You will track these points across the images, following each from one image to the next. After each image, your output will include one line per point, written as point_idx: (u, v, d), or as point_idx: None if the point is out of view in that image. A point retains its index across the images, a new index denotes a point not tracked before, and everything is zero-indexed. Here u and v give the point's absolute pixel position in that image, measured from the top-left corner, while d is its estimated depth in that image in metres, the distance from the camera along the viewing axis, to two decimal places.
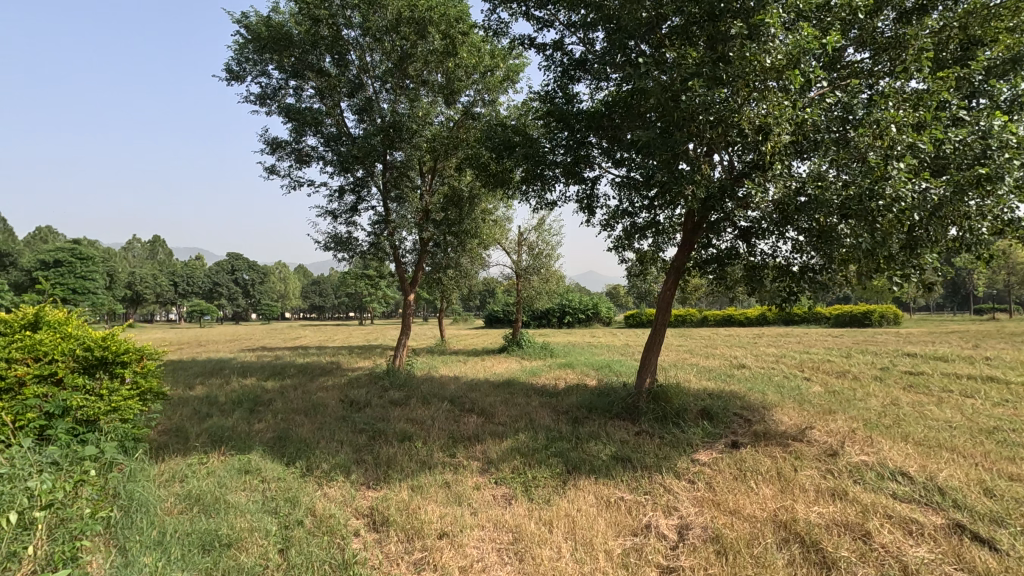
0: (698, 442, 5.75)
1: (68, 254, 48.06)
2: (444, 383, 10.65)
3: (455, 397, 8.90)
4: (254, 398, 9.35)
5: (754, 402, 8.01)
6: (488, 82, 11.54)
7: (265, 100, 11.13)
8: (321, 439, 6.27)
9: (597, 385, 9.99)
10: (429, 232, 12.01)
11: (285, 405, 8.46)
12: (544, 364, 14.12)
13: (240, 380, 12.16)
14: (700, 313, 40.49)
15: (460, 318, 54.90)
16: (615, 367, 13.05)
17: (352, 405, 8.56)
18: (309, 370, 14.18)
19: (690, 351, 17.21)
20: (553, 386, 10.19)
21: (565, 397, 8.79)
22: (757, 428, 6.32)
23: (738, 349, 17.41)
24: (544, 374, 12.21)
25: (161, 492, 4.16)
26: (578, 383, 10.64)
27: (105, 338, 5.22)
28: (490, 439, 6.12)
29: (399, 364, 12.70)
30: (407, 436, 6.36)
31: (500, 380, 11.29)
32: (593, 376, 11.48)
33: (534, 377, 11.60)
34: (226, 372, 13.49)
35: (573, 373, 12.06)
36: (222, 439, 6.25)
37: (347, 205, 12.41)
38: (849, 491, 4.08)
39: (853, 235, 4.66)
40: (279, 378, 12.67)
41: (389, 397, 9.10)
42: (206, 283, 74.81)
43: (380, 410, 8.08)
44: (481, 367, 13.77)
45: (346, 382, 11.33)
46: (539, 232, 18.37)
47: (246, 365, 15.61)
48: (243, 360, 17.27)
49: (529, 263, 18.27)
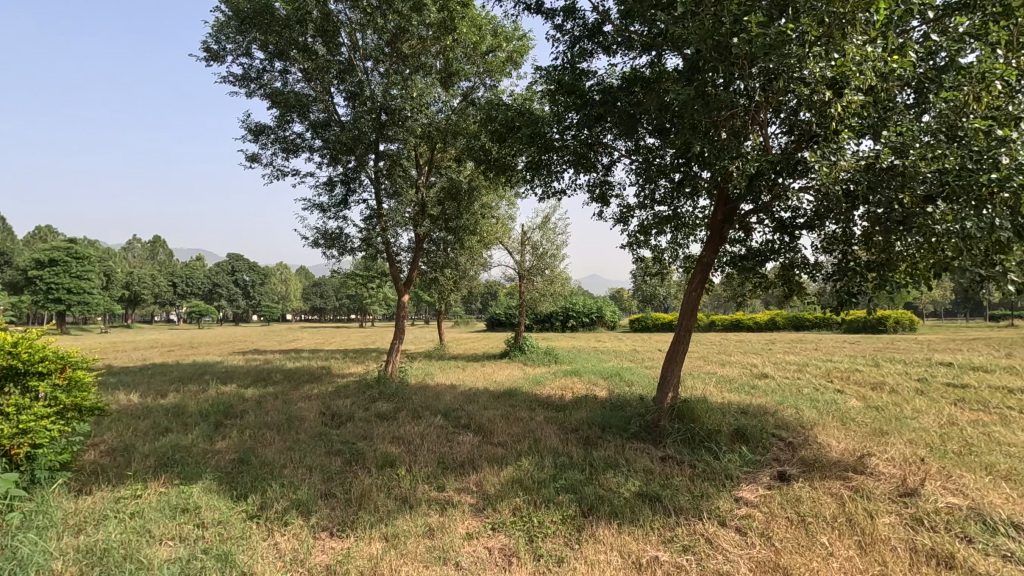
0: (738, 473, 4.79)
1: (64, 253, 47.34)
2: (439, 393, 9.69)
3: (449, 410, 7.93)
4: (227, 409, 8.41)
5: (790, 420, 7.02)
6: (489, 64, 10.66)
7: (246, 83, 10.20)
8: (288, 463, 5.32)
9: (608, 398, 9.01)
10: (423, 227, 11.04)
11: (257, 419, 7.51)
12: (548, 371, 13.16)
13: (219, 387, 11.21)
14: (707, 318, 39.53)
15: (461, 321, 53.96)
16: (626, 375, 12.08)
17: (333, 418, 7.60)
18: (296, 376, 13.22)
19: (703, 358, 16.22)
20: (559, 398, 9.20)
21: (573, 412, 7.81)
22: (804, 454, 5.34)
23: (753, 356, 16.44)
24: (548, 382, 11.23)
25: (55, 548, 3.21)
26: (586, 394, 9.67)
27: (15, 343, 4.28)
28: (487, 465, 5.15)
29: (391, 370, 11.71)
30: (390, 460, 5.40)
31: (500, 389, 10.32)
32: (603, 387, 10.50)
33: (538, 387, 10.64)
34: (206, 378, 12.53)
35: (581, 383, 11.09)
36: (170, 463, 5.29)
37: (336, 198, 11.46)
38: (960, 558, 3.10)
39: (948, 220, 3.70)
40: (261, 385, 11.71)
41: (376, 409, 8.13)
42: (205, 284, 74.02)
43: (364, 425, 7.12)
44: (481, 374, 12.80)
45: (333, 391, 10.36)
46: (543, 231, 17.45)
47: (231, 369, 14.67)
48: (229, 364, 16.31)
49: (532, 264, 17.33)
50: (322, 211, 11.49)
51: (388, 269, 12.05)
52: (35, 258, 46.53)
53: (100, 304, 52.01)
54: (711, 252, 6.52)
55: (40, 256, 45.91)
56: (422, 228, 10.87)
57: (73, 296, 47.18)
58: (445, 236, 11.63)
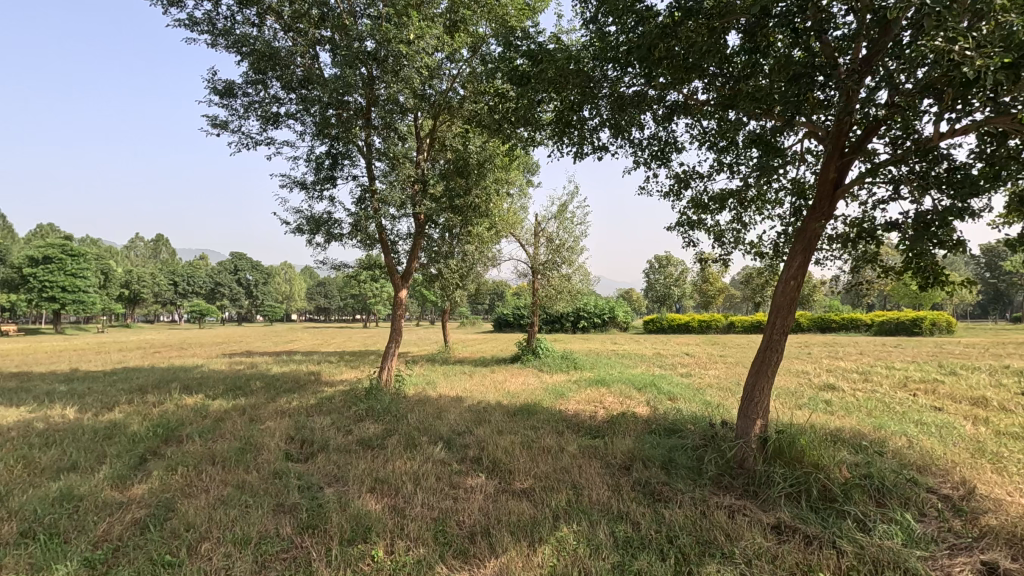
0: (918, 563, 2.99)
1: (59, 250, 45.90)
2: (442, 409, 7.93)
3: (454, 435, 6.16)
4: (175, 428, 6.70)
5: (916, 455, 5.20)
6: (503, 11, 8.90)
7: (209, 32, 8.43)
8: (215, 529, 3.58)
9: (653, 419, 7.20)
10: (424, 206, 9.26)
11: (205, 446, 5.77)
12: (569, 380, 11.36)
13: (184, 398, 9.49)
14: (725, 319, 37.69)
15: (466, 321, 52.05)
16: (662, 385, 10.26)
17: (303, 446, 5.84)
18: (278, 384, 11.49)
19: (740, 363, 14.37)
20: (591, 418, 7.39)
21: (616, 439, 6.03)
22: (993, 522, 3.54)
23: (797, 362, 14.57)
24: (572, 394, 9.43)
25: None
26: (622, 411, 7.87)
27: None
28: (514, 541, 3.37)
29: (386, 378, 9.95)
30: (368, 525, 3.64)
31: (516, 403, 8.54)
32: (639, 401, 8.70)
33: (561, 400, 8.84)
34: (171, 386, 10.80)
35: (611, 396, 9.27)
36: (36, 532, 3.53)
37: (321, 172, 9.75)
38: None
39: None
40: (233, 395, 9.97)
41: (363, 432, 6.39)
42: (207, 283, 72.68)
43: (341, 458, 5.35)
44: (491, 383, 11.02)
45: (314, 405, 8.61)
46: (559, 222, 15.64)
47: (206, 375, 12.93)
48: (206, 368, 14.59)
49: (547, 257, 15.52)
50: (305, 191, 9.72)
51: (383, 258, 10.28)
52: (28, 255, 45.16)
53: (96, 302, 50.70)
54: (816, 222, 4.73)
55: (33, 252, 44.55)
56: (422, 205, 9.05)
57: (68, 294, 45.89)
58: (450, 217, 9.84)
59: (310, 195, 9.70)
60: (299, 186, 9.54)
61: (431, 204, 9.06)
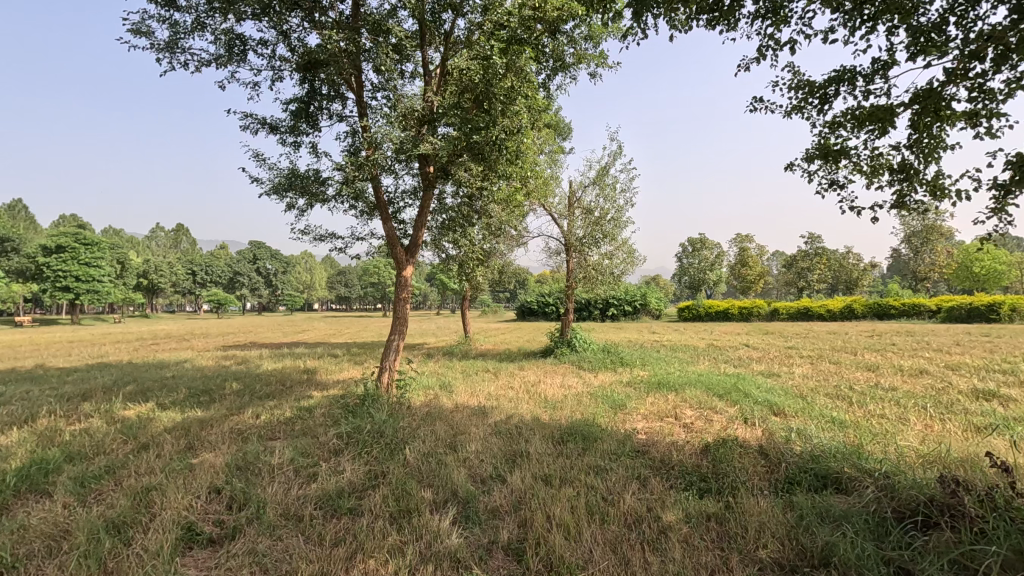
0: None
1: (72, 238, 44.82)
2: (459, 433, 5.61)
3: (473, 491, 3.80)
4: (61, 467, 4.48)
5: None
6: None
7: None
8: None
9: (774, 454, 4.75)
10: (430, 146, 6.81)
11: (67, 512, 3.52)
12: (621, 382, 8.92)
13: (129, 409, 7.34)
14: (769, 306, 34.70)
15: (487, 311, 49.63)
16: (749, 390, 7.75)
17: (227, 512, 3.54)
18: (259, 387, 9.30)
19: (825, 358, 11.69)
20: (679, 451, 4.97)
21: (745, 500, 3.60)
22: None
23: (893, 357, 11.82)
24: (634, 406, 7.02)
25: None
26: (717, 437, 5.41)
27: None
28: None
29: (387, 383, 7.64)
30: None
31: (561, 421, 6.17)
32: (732, 419, 6.22)
33: (621, 416, 6.43)
34: (124, 390, 8.66)
35: (688, 409, 6.80)
36: None
37: (298, 112, 7.46)
38: None
39: None
40: (195, 403, 7.80)
41: (332, 480, 4.07)
42: (226, 273, 71.80)
43: (277, 546, 3.06)
44: (522, 387, 8.64)
45: (288, 423, 6.37)
46: (600, 190, 13.12)
47: (180, 374, 10.81)
48: (187, 364, 12.49)
49: (584, 232, 13.00)
50: (278, 137, 7.39)
51: (381, 222, 7.96)
52: (41, 244, 44.18)
53: (113, 292, 49.81)
54: None
55: (46, 242, 43.63)
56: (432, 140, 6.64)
57: (83, 284, 44.85)
58: (466, 164, 7.42)
59: (286, 145, 7.38)
60: (270, 130, 7.22)
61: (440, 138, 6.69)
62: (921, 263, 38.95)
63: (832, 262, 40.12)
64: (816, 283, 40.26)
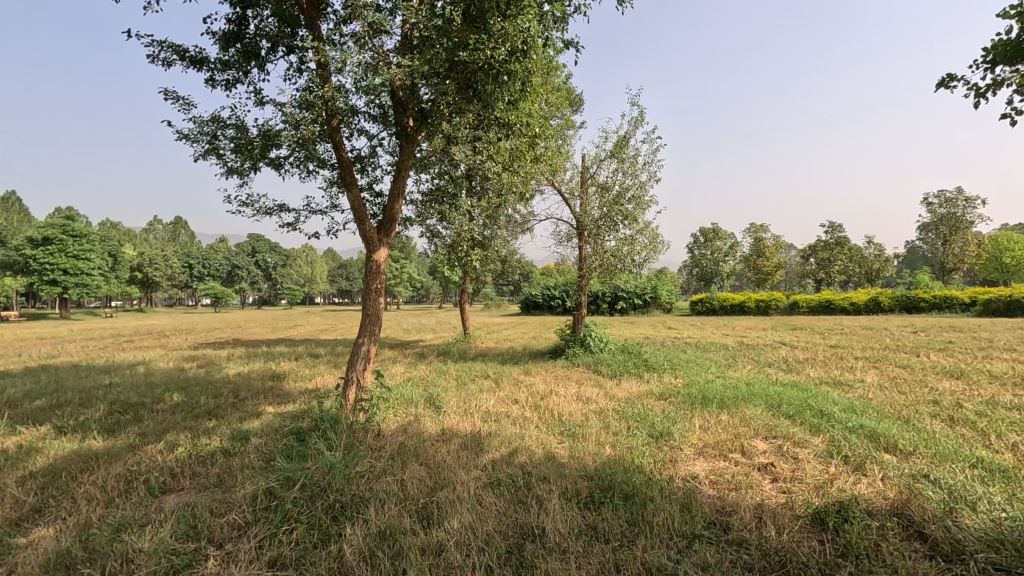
0: None
1: (59, 231, 43.07)
2: (438, 487, 3.83)
3: None
4: None
5: None
6: None
7: None
8: None
9: (942, 540, 2.94)
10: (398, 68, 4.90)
11: None
12: (653, 395, 7.14)
13: (12, 435, 5.59)
14: (788, 299, 32.75)
15: (490, 305, 48.07)
16: (827, 408, 5.91)
17: None
18: (205, 399, 7.53)
19: (888, 361, 9.87)
20: (781, 528, 3.15)
21: None
22: None
23: (969, 359, 9.96)
24: (680, 432, 5.24)
25: None
26: (826, 495, 3.59)
27: None
28: None
29: (354, 399, 5.87)
30: None
31: (586, 461, 4.39)
32: (828, 459, 4.40)
33: (669, 452, 4.64)
34: (29, 405, 6.89)
35: (759, 440, 4.98)
36: None
37: (232, 41, 5.59)
38: None
39: None
40: (107, 425, 6.04)
41: None
42: (224, 266, 70.38)
43: None
44: (529, 402, 6.84)
45: (207, 461, 4.60)
46: (618, 164, 11.25)
47: (121, 381, 9.04)
48: (138, 368, 10.74)
49: (600, 213, 11.14)
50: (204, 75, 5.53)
51: (346, 190, 6.11)
52: (28, 236, 42.58)
53: (103, 286, 48.16)
54: None
55: (32, 234, 41.89)
56: (403, 60, 4.74)
57: (70, 278, 43.17)
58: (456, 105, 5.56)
59: (215, 85, 5.50)
60: (192, 63, 5.35)
61: (414, 60, 4.81)
62: (948, 253, 36.82)
63: (854, 252, 38.02)
64: (836, 275, 38.30)
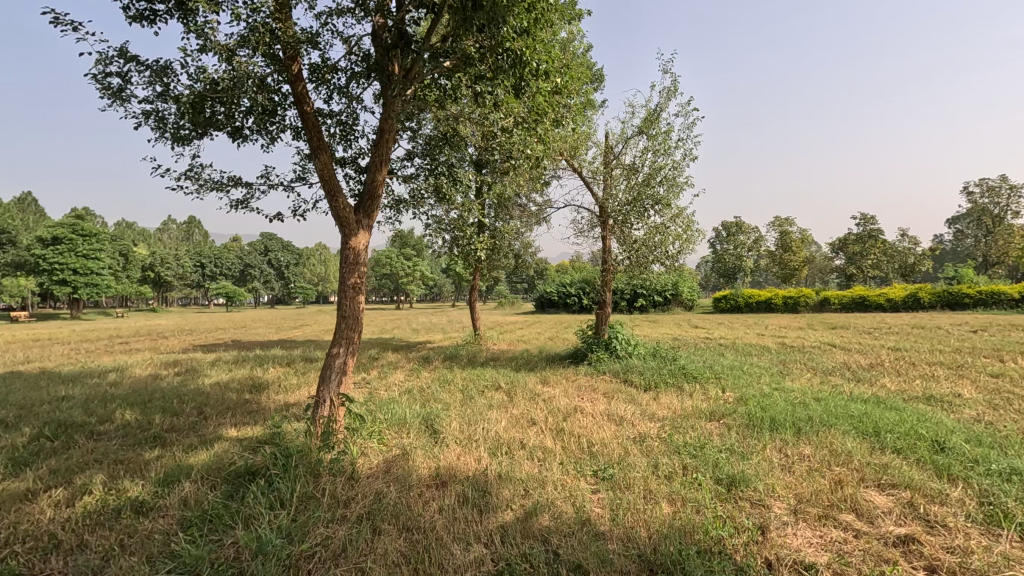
0: None
1: (69, 230, 42.70)
2: None
3: None
4: None
5: None
6: None
7: None
8: None
9: None
10: None
11: None
12: (704, 415, 5.75)
13: None
14: (818, 295, 30.96)
15: (504, 303, 46.87)
16: (946, 439, 4.47)
17: None
18: (161, 418, 6.28)
19: (973, 368, 8.34)
20: None
21: None
22: None
23: None
24: (760, 474, 3.85)
25: None
26: None
27: None
28: None
29: (324, 427, 4.57)
30: None
31: (637, 531, 3.02)
32: (994, 531, 2.99)
33: (755, 513, 3.26)
34: None
35: (875, 493, 3.55)
36: None
37: None
38: None
39: None
40: (19, 457, 4.79)
41: None
42: (237, 266, 70.03)
43: None
44: (551, 425, 5.49)
45: (108, 522, 3.31)
46: (648, 141, 9.84)
47: (78, 392, 7.84)
48: (109, 376, 9.58)
49: (627, 197, 9.75)
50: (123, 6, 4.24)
51: (313, 156, 4.79)
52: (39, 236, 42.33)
53: (114, 285, 47.72)
54: None
55: (42, 233, 41.55)
56: None
57: (80, 277, 42.63)
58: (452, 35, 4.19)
59: (136, 18, 4.22)
60: None
61: None
62: (989, 246, 34.62)
63: (887, 246, 35.99)
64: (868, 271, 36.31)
